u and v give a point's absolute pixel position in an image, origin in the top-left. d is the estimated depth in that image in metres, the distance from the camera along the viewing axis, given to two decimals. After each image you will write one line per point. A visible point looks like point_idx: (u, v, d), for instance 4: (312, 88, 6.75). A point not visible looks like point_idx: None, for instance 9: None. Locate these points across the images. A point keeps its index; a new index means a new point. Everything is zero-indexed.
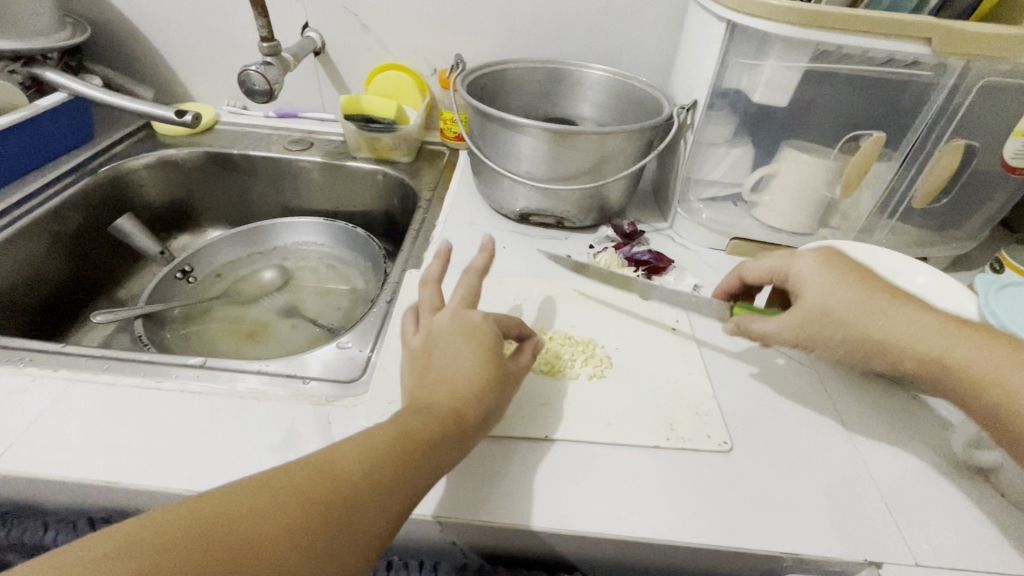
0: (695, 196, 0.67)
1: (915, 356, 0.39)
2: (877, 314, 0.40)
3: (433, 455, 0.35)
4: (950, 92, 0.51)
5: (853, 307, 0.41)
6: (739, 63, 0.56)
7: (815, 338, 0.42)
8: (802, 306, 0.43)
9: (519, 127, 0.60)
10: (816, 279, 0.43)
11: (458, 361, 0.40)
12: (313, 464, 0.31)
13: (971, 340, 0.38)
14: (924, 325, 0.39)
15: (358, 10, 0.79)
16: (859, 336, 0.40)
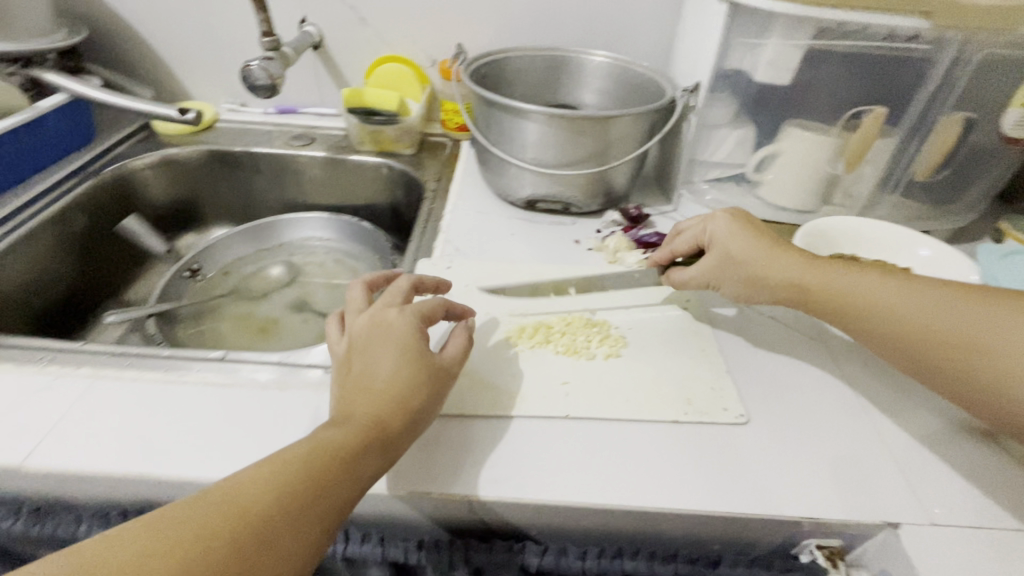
0: (700, 178, 0.68)
1: (839, 305, 0.42)
2: (792, 268, 0.45)
3: (348, 473, 0.35)
4: (950, 65, 0.51)
5: (762, 262, 0.46)
6: (741, 43, 0.56)
7: (739, 289, 0.48)
8: (718, 263, 0.48)
9: (524, 113, 0.61)
10: (728, 237, 0.48)
11: (377, 368, 0.39)
12: (214, 499, 0.31)
13: (888, 286, 0.41)
14: (846, 276, 0.43)
15: (356, 3, 0.79)
16: (771, 283, 0.45)
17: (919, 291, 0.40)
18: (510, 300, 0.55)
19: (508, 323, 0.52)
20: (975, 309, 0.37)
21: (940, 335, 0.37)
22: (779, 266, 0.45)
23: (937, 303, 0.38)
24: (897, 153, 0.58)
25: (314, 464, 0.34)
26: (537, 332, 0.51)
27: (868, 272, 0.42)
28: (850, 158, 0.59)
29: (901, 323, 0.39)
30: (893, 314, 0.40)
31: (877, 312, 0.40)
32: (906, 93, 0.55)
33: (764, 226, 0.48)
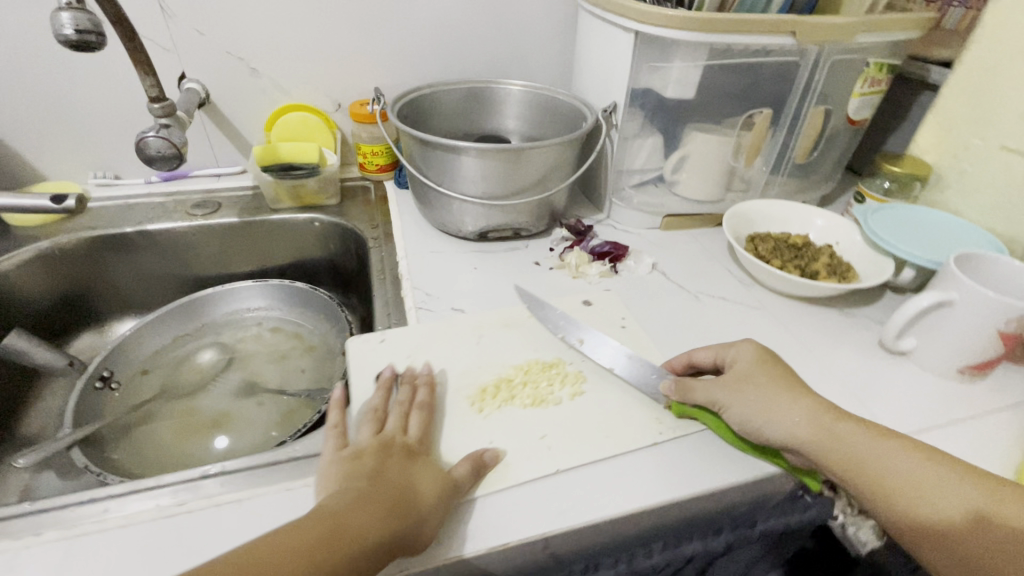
0: (625, 185, 0.75)
1: (857, 470, 0.40)
2: (820, 420, 0.42)
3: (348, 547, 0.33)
4: (812, 68, 0.63)
5: (784, 408, 0.42)
6: (648, 66, 0.63)
7: (750, 422, 0.43)
8: (736, 387, 0.45)
9: (460, 150, 0.62)
10: (750, 370, 0.46)
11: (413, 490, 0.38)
12: (220, 568, 0.30)
13: (907, 454, 0.40)
14: (863, 435, 0.41)
15: (244, 54, 0.73)
16: (813, 432, 0.41)
17: (929, 459, 0.39)
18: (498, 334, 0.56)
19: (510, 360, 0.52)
20: (969, 479, 0.38)
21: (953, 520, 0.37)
22: (804, 413, 0.42)
23: (943, 471, 0.39)
24: (780, 144, 0.70)
25: (314, 536, 0.33)
26: (499, 390, 0.49)
27: (882, 434, 0.41)
28: (748, 153, 0.70)
29: (908, 499, 0.38)
30: (909, 489, 0.39)
31: (919, 498, 0.38)
32: (784, 95, 0.66)
33: (789, 368, 0.46)
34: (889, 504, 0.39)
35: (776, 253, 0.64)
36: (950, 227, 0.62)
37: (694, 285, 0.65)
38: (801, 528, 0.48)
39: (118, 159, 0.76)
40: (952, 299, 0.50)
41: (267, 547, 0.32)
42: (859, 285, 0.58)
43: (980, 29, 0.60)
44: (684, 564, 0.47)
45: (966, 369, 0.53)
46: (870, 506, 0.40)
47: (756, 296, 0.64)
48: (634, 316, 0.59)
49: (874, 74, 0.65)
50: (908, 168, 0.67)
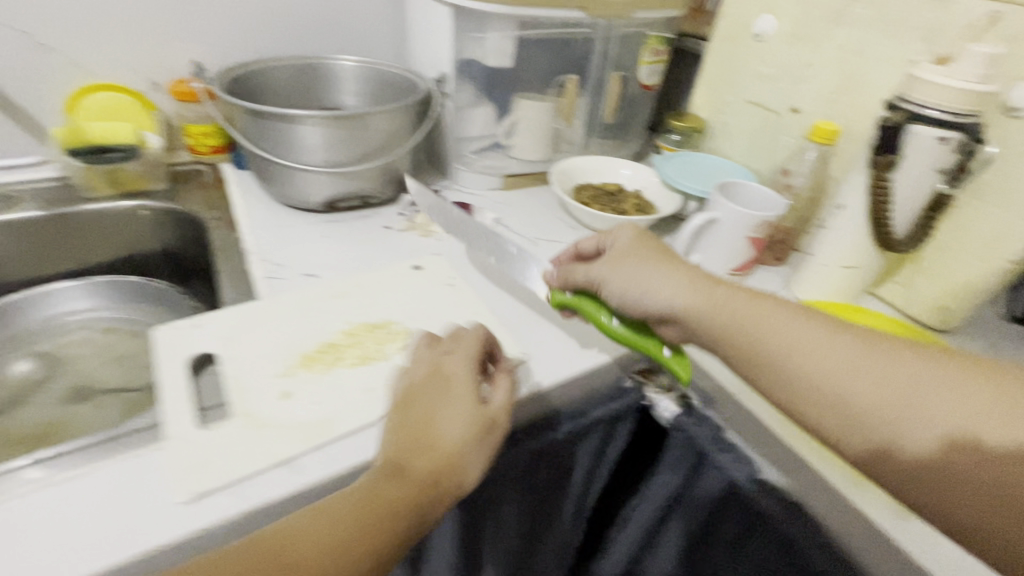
0: (465, 151, 0.81)
1: (797, 383, 0.39)
2: (729, 304, 0.43)
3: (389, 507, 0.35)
4: (599, 41, 0.74)
5: (664, 280, 0.46)
6: (469, 38, 0.70)
7: (630, 292, 0.47)
8: (620, 261, 0.49)
9: (297, 118, 0.63)
10: (626, 249, 0.50)
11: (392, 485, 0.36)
12: (269, 536, 0.32)
13: (869, 366, 0.37)
14: (807, 336, 0.39)
15: (24, 26, 0.65)
16: (719, 317, 0.42)
17: (911, 363, 0.36)
18: (351, 290, 0.58)
19: (361, 310, 0.55)
20: (960, 390, 0.34)
21: (926, 451, 0.34)
22: (676, 292, 0.45)
23: (922, 385, 0.35)
24: (591, 106, 0.81)
25: (344, 504, 0.35)
26: (324, 354, 0.49)
27: (841, 333, 0.39)
28: (565, 114, 0.79)
29: (875, 419, 0.36)
30: (860, 404, 0.36)
31: (874, 415, 0.36)
32: (583, 64, 0.77)
33: (665, 249, 0.49)
34: (846, 420, 0.37)
35: (596, 198, 0.74)
36: (719, 166, 0.77)
37: (532, 233, 0.73)
38: (620, 412, 0.59)
39: None
40: (717, 217, 0.64)
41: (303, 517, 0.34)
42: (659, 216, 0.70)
43: (725, 6, 0.75)
44: (535, 458, 0.54)
45: (733, 272, 0.67)
46: (821, 427, 0.38)
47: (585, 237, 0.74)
48: (462, 274, 0.63)
49: (653, 45, 0.78)
50: (690, 122, 0.82)
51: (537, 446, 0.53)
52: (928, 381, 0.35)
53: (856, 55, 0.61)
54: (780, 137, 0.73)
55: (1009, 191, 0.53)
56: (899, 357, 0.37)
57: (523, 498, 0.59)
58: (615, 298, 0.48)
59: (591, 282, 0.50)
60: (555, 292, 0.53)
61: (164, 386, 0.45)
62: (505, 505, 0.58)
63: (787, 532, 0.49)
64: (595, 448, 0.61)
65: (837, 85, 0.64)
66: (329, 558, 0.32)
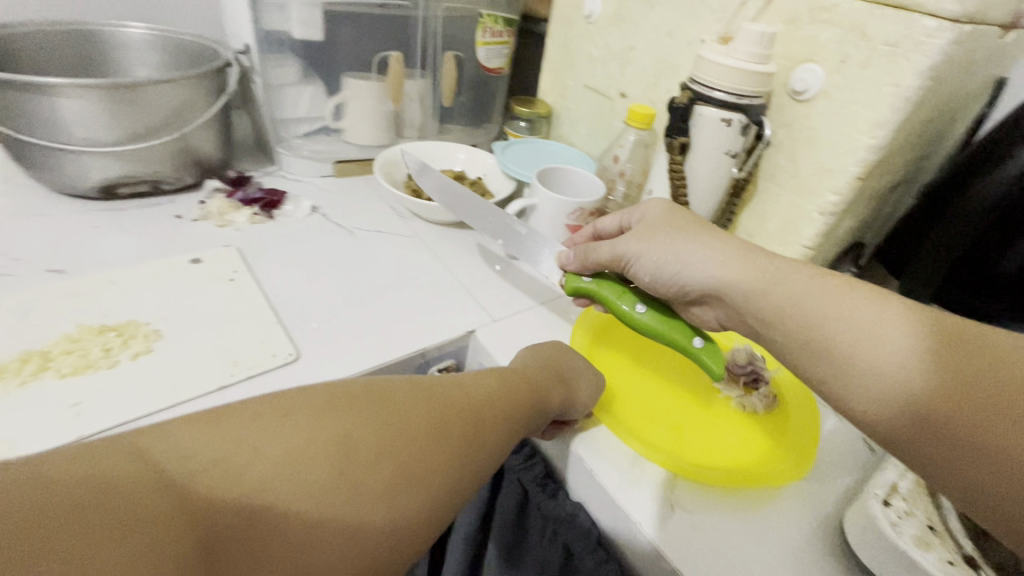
0: (290, 135, 0.73)
1: (862, 381, 0.29)
2: (783, 281, 0.34)
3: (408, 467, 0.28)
4: (424, 17, 0.70)
5: (704, 250, 0.39)
6: (271, 5, 0.63)
7: (666, 267, 0.40)
8: (648, 234, 0.42)
9: (51, 88, 0.54)
10: (658, 220, 0.44)
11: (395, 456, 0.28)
12: (278, 436, 0.26)
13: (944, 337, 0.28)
14: (877, 320, 0.30)
15: None
16: (773, 288, 0.34)
17: (984, 358, 0.27)
18: (102, 288, 0.50)
19: (101, 312, 0.48)
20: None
21: (967, 473, 0.26)
22: (723, 269, 0.37)
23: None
24: (427, 88, 0.76)
25: (346, 450, 0.27)
26: (28, 364, 0.42)
27: (922, 320, 0.29)
28: (393, 95, 0.73)
29: (948, 401, 0.26)
30: (951, 412, 0.26)
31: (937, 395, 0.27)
32: (410, 42, 0.72)
33: (698, 217, 0.43)
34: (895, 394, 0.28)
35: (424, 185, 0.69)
36: (558, 153, 0.74)
37: (353, 223, 0.67)
38: None
39: None
40: (536, 202, 0.61)
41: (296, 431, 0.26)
42: (484, 203, 0.66)
43: None
44: None
45: None
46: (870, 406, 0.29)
47: (413, 226, 0.70)
48: (250, 267, 0.56)
49: (490, 25, 0.73)
50: (534, 108, 0.79)
51: None
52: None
53: (667, 37, 0.60)
54: (613, 124, 0.71)
55: (797, 177, 0.52)
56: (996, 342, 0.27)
57: None
58: (646, 276, 0.42)
59: (616, 261, 0.44)
60: (570, 278, 0.47)
61: None
62: None
63: (567, 541, 0.45)
64: None
65: (654, 69, 0.62)
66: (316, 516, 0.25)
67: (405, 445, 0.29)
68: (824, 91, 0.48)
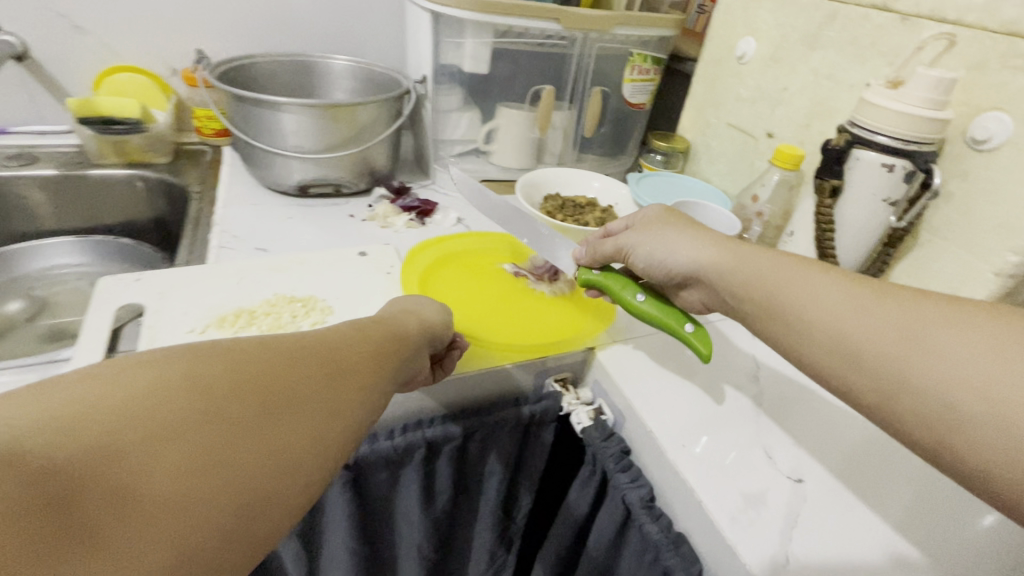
0: (447, 154, 0.84)
1: (809, 337, 0.35)
2: (749, 262, 0.40)
3: (276, 435, 0.28)
4: (581, 54, 0.75)
5: (688, 240, 0.44)
6: (449, 43, 0.73)
7: (657, 255, 0.45)
8: (647, 226, 0.47)
9: (278, 105, 0.68)
10: (654, 216, 0.48)
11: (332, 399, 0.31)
12: (235, 386, 0.28)
13: (868, 294, 0.34)
14: (814, 285, 0.36)
15: (65, 10, 0.74)
16: (747, 273, 0.40)
17: (896, 307, 0.32)
18: (293, 266, 0.61)
19: (292, 285, 0.58)
20: (981, 339, 0.29)
21: (899, 410, 0.30)
22: (702, 255, 0.43)
23: (927, 332, 0.30)
24: (573, 120, 0.81)
25: (280, 388, 0.29)
26: (240, 318, 0.52)
27: (854, 284, 0.35)
28: (541, 124, 0.79)
29: (875, 345, 0.32)
30: (866, 349, 0.32)
31: (862, 343, 0.32)
32: (564, 78, 0.78)
33: (693, 219, 0.47)
34: (840, 347, 0.33)
35: (559, 208, 0.74)
36: (694, 188, 0.75)
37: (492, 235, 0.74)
38: (538, 418, 0.56)
39: None
40: None
41: (149, 382, 0.25)
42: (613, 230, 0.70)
43: (711, 28, 0.74)
44: (430, 451, 0.53)
45: None
46: (817, 360, 0.35)
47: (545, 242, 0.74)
48: (404, 264, 0.65)
49: (639, 63, 0.77)
50: (673, 143, 0.80)
51: (431, 438, 0.51)
52: (926, 311, 0.31)
53: (827, 79, 0.59)
54: (756, 163, 0.70)
55: (969, 231, 0.48)
56: (914, 292, 0.33)
57: (429, 492, 0.57)
58: (642, 264, 0.47)
59: (618, 253, 0.49)
60: (582, 271, 0.51)
61: (86, 325, 0.50)
62: (403, 494, 0.56)
63: (665, 567, 0.44)
64: (508, 453, 0.59)
65: (809, 110, 0.61)
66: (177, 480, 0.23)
67: (288, 388, 0.30)
68: (1012, 141, 0.44)
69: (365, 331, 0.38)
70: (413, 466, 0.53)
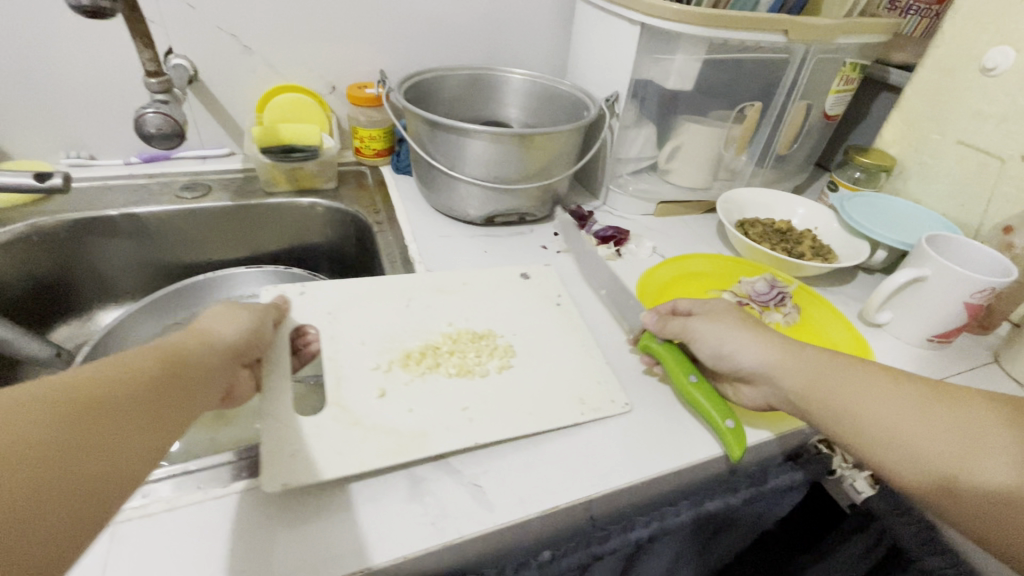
0: (622, 173, 0.78)
1: (873, 443, 0.37)
2: (807, 362, 0.41)
3: (50, 444, 0.23)
4: (796, 66, 0.68)
5: (754, 337, 0.43)
6: (651, 57, 0.66)
7: (724, 346, 0.44)
8: (715, 317, 0.46)
9: (485, 135, 0.63)
10: (722, 309, 0.47)
11: (174, 401, 0.30)
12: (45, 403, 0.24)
13: (922, 403, 0.36)
14: (874, 392, 0.38)
15: (236, 30, 0.70)
16: (812, 376, 0.40)
17: (953, 416, 0.35)
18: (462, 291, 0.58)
19: (465, 315, 0.54)
20: None
21: (980, 522, 0.33)
22: (761, 352, 0.42)
23: (991, 435, 0.34)
24: (767, 135, 0.75)
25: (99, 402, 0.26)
26: (424, 357, 0.49)
27: (912, 390, 0.37)
28: (738, 143, 0.74)
29: (946, 457, 0.34)
30: (940, 462, 0.34)
31: (930, 457, 0.35)
32: (770, 91, 0.71)
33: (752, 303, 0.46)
34: (908, 454, 0.35)
35: (766, 237, 0.69)
36: (914, 213, 0.69)
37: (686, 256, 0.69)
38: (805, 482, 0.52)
39: (92, 137, 0.71)
40: (925, 275, 0.57)
41: None
42: (840, 263, 0.64)
43: (942, 35, 0.67)
44: (703, 521, 0.49)
45: (934, 338, 0.59)
46: (883, 471, 0.36)
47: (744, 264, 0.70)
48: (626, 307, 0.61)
49: (848, 73, 0.72)
50: (877, 160, 0.74)
51: (713, 510, 0.48)
52: (988, 420, 0.34)
53: None
54: (999, 187, 0.63)
55: None
56: (976, 400, 0.36)
57: (675, 557, 0.54)
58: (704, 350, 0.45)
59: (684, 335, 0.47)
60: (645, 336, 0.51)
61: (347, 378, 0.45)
62: (650, 563, 0.53)
63: None
64: (759, 515, 0.55)
65: None
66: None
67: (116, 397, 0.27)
68: None
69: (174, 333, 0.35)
70: (680, 537, 0.49)
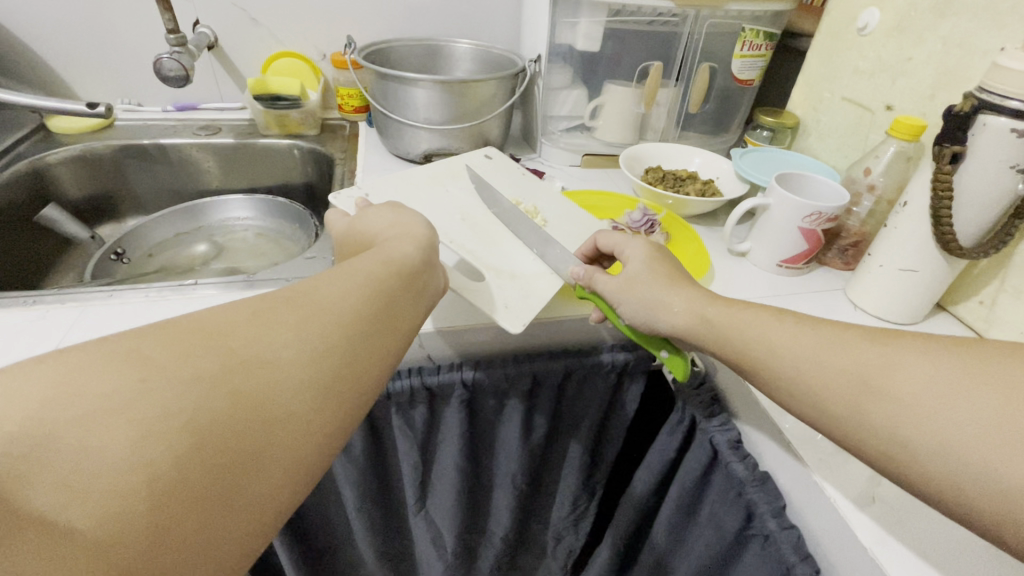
0: (554, 129, 0.89)
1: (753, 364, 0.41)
2: (692, 295, 0.46)
3: (302, 401, 0.31)
4: (689, 30, 0.77)
5: (669, 297, 0.47)
6: (564, 23, 0.78)
7: (643, 318, 0.48)
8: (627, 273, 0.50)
9: (414, 81, 0.77)
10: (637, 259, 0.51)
11: (382, 352, 0.37)
12: (303, 359, 0.32)
13: (799, 333, 0.39)
14: (768, 326, 0.41)
15: (247, 6, 0.89)
16: (707, 321, 0.44)
17: (840, 349, 0.37)
18: (449, 181, 0.67)
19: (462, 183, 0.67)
20: (917, 369, 0.33)
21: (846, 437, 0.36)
22: (651, 290, 0.48)
23: (871, 367, 0.35)
24: (678, 96, 0.84)
25: (334, 358, 0.33)
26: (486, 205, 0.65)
27: (800, 330, 0.40)
28: (647, 100, 0.82)
29: (828, 385, 0.36)
30: (823, 393, 0.36)
31: (810, 389, 0.37)
32: (671, 54, 0.81)
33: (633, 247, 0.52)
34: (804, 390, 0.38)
35: (661, 179, 0.77)
36: (800, 163, 0.75)
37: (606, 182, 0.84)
38: (630, 366, 0.63)
39: (140, 89, 0.93)
40: (769, 204, 0.64)
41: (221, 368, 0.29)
42: (716, 199, 0.72)
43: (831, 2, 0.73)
44: (536, 382, 0.61)
45: (783, 264, 0.66)
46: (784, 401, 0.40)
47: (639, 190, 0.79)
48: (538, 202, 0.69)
49: (750, 39, 0.78)
50: (782, 119, 0.80)
51: (538, 369, 0.59)
52: (875, 351, 0.36)
53: (958, 47, 0.57)
54: (871, 137, 0.69)
55: None
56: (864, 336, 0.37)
57: (527, 425, 0.67)
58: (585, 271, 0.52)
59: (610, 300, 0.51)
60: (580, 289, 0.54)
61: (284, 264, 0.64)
62: (505, 423, 0.66)
63: (749, 501, 0.49)
64: (601, 396, 0.66)
65: (935, 81, 0.60)
66: (148, 457, 0.24)
67: (346, 352, 0.34)
68: None
69: (367, 264, 0.41)
70: (518, 395, 0.62)
